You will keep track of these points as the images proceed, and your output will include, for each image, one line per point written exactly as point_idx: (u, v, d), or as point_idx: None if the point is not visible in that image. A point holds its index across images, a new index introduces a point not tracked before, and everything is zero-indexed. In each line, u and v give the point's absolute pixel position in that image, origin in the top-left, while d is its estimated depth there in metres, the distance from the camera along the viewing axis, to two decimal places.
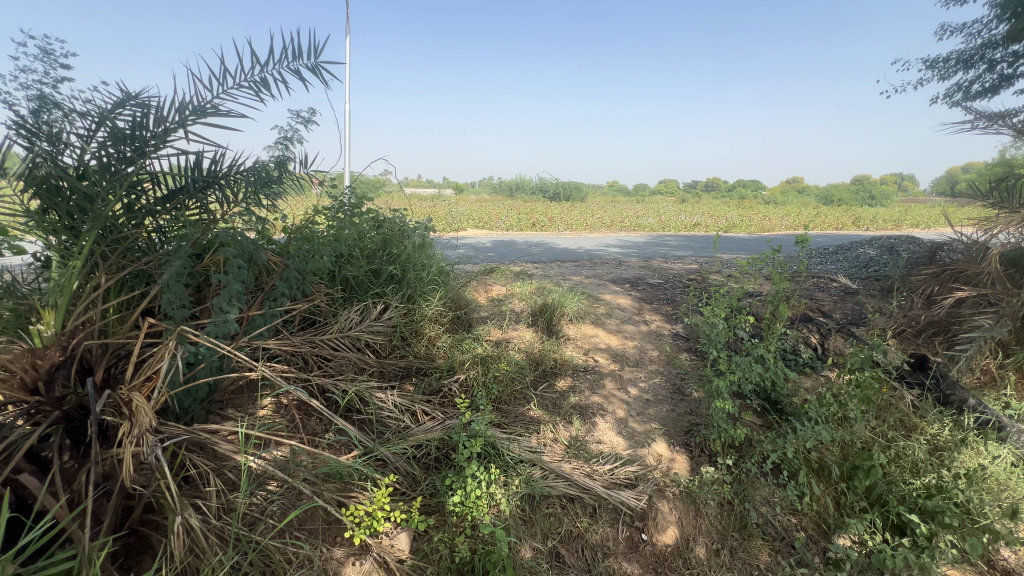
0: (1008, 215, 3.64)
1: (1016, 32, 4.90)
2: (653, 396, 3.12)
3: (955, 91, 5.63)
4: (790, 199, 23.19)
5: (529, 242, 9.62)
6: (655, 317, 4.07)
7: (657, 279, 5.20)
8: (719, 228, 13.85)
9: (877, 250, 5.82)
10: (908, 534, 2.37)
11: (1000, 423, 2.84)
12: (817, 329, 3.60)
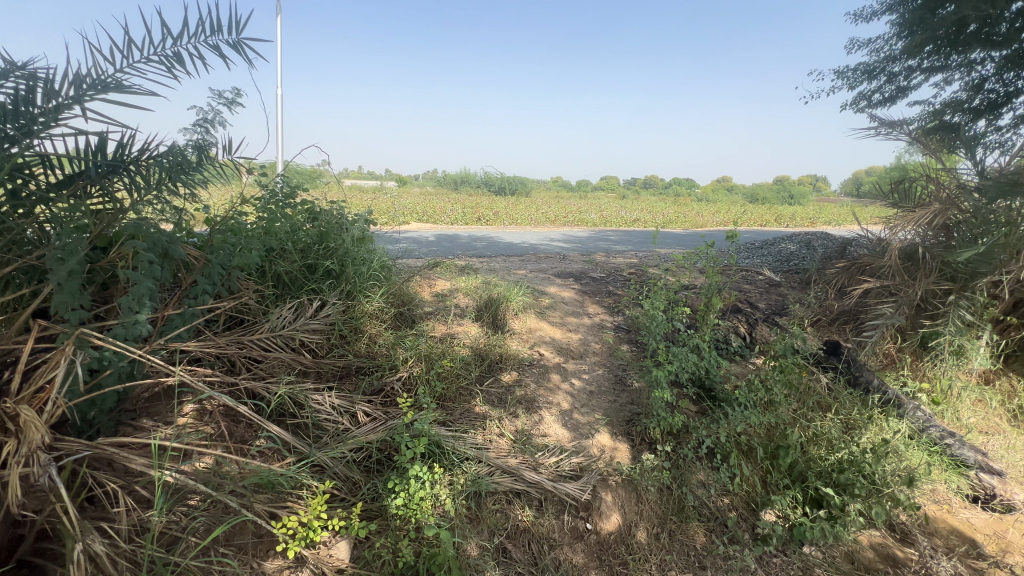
0: (905, 215, 4.05)
1: (912, 48, 5.45)
2: (596, 388, 3.19)
3: (860, 99, 6.19)
4: (721, 197, 24.63)
5: (474, 236, 9.53)
6: (598, 309, 4.15)
7: (600, 273, 5.32)
8: (657, 224, 14.45)
9: (797, 245, 6.31)
10: (824, 506, 2.58)
11: (899, 401, 3.17)
12: (746, 319, 3.83)
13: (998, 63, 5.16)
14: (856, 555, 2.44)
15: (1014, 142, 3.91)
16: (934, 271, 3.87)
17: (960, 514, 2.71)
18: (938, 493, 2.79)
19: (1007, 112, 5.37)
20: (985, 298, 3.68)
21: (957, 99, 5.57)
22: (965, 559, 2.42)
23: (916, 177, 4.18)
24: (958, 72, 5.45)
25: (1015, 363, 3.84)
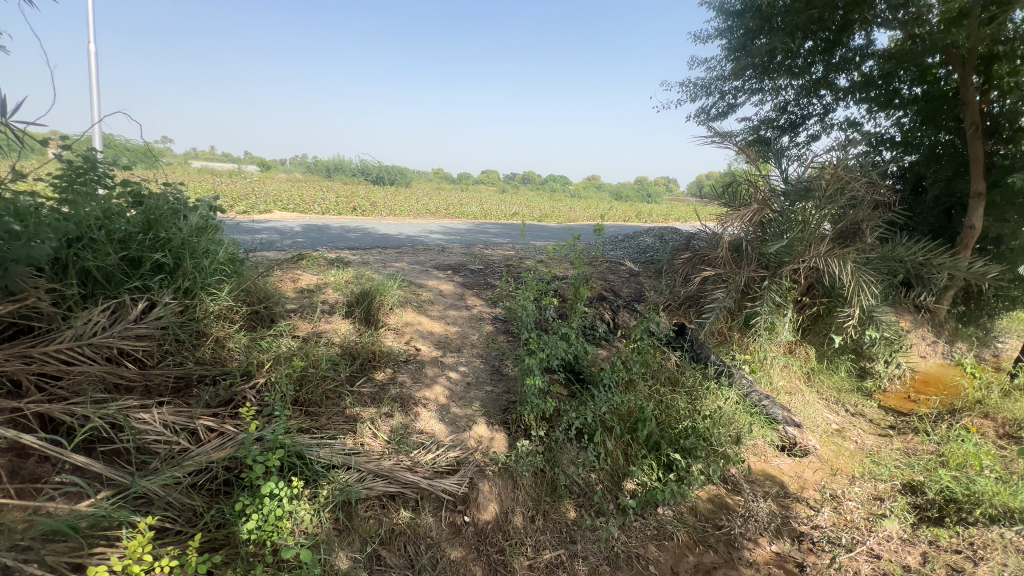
0: (732, 212, 4.75)
1: (737, 71, 6.39)
2: (474, 380, 3.19)
3: (700, 111, 7.09)
4: (591, 194, 26.55)
5: (348, 227, 8.94)
6: (476, 301, 4.16)
7: (479, 265, 5.35)
8: (535, 218, 15.05)
9: (653, 239, 7.04)
10: (674, 469, 2.92)
11: (729, 372, 3.71)
12: (610, 305, 4.16)
13: (796, 91, 6.31)
14: (698, 508, 2.80)
15: (807, 155, 4.81)
16: (754, 261, 4.62)
17: (773, 461, 3.26)
18: (758, 446, 3.32)
19: (802, 132, 6.60)
20: (788, 282, 4.48)
21: (769, 118, 6.69)
22: (776, 498, 2.91)
23: (741, 182, 4.94)
24: (769, 95, 6.54)
25: (809, 334, 4.76)
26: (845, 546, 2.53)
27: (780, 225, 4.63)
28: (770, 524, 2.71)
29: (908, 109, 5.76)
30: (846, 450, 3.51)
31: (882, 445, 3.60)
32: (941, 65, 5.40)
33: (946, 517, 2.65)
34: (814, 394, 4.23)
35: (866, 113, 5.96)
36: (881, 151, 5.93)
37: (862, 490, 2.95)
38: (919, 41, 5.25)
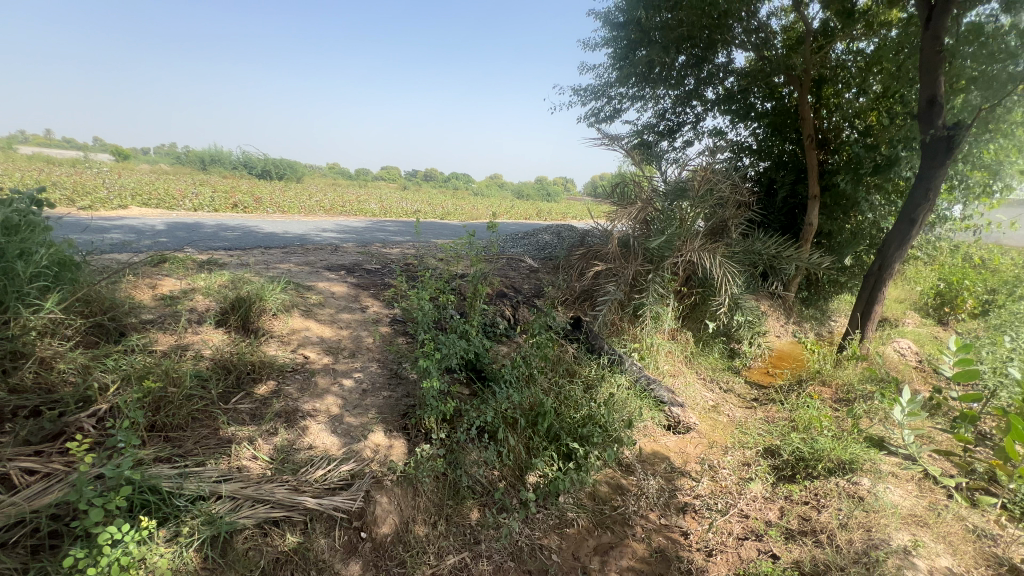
0: (620, 210, 5.09)
1: (622, 78, 6.83)
2: (369, 385, 3.01)
3: (590, 114, 7.48)
4: (494, 193, 26.84)
5: (226, 225, 8.03)
6: (372, 302, 3.95)
7: (375, 265, 5.10)
8: (437, 216, 14.81)
9: (551, 236, 7.29)
10: (573, 458, 3.02)
11: (621, 360, 3.95)
12: (510, 302, 4.23)
13: (673, 100, 6.91)
14: (596, 492, 2.93)
15: (682, 158, 5.29)
16: (640, 255, 4.98)
17: (660, 440, 3.52)
18: (647, 427, 3.57)
19: (679, 138, 7.27)
20: (670, 274, 4.90)
21: (651, 123, 7.26)
22: (664, 474, 3.14)
23: (628, 182, 5.31)
24: (650, 102, 7.10)
25: (689, 322, 5.25)
26: (721, 511, 2.80)
27: (661, 223, 5.05)
28: (659, 499, 2.92)
29: (761, 121, 6.61)
30: (721, 424, 3.91)
31: (748, 416, 4.07)
32: (785, 85, 6.27)
33: (797, 474, 3.06)
34: (693, 375, 4.67)
35: (729, 123, 6.73)
36: (742, 157, 6.74)
37: (733, 458, 3.29)
38: (767, 62, 6.05)
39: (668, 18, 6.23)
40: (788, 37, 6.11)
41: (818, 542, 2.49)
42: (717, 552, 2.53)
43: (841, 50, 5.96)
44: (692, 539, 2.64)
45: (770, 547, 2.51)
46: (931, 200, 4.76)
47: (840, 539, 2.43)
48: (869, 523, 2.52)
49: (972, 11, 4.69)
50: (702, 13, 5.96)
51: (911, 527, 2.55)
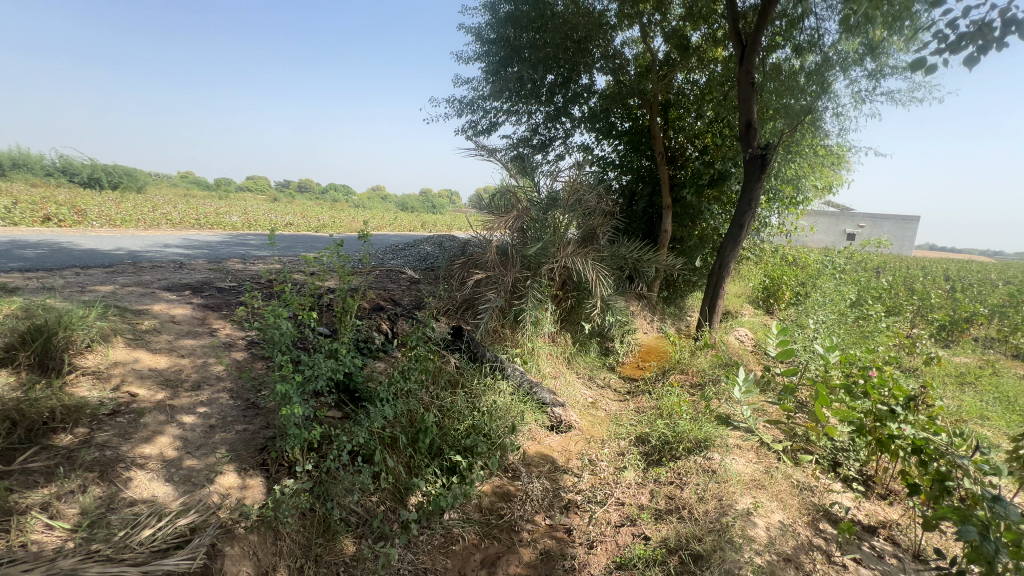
0: (497, 219, 5.17)
1: (495, 92, 7.02)
2: (218, 419, 2.60)
3: (466, 126, 7.55)
4: (375, 204, 25.83)
5: (29, 241, 6.52)
6: (223, 324, 3.46)
7: (230, 283, 4.50)
8: (311, 228, 13.75)
9: (432, 247, 7.19)
10: (457, 471, 2.94)
11: (503, 367, 3.98)
12: (388, 315, 4.03)
13: (544, 116, 7.27)
14: (482, 503, 2.86)
15: (555, 170, 5.57)
16: (519, 263, 5.10)
17: (544, 441, 3.59)
18: (531, 430, 3.61)
19: (551, 151, 7.66)
20: (546, 280, 5.09)
21: (525, 137, 7.56)
22: (548, 474, 3.20)
23: (504, 193, 5.43)
24: (523, 117, 7.39)
25: (567, 324, 5.50)
26: (600, 502, 2.92)
27: (537, 232, 5.23)
28: (543, 500, 2.95)
29: (621, 139, 7.26)
30: (598, 419, 4.12)
31: (622, 409, 4.36)
32: (639, 107, 6.96)
33: (664, 457, 3.33)
34: (573, 375, 4.88)
35: (594, 140, 7.27)
36: (607, 171, 7.33)
37: (609, 450, 3.47)
38: (623, 86, 6.68)
39: (535, 39, 6.58)
40: (639, 64, 6.82)
41: (681, 517, 2.72)
42: (598, 543, 2.61)
43: (681, 79, 6.81)
44: (574, 534, 2.70)
45: (643, 529, 2.67)
46: (752, 209, 5.63)
47: (698, 512, 2.67)
48: (720, 492, 2.82)
49: (773, 53, 5.69)
50: (565, 36, 6.44)
51: (753, 490, 2.91)
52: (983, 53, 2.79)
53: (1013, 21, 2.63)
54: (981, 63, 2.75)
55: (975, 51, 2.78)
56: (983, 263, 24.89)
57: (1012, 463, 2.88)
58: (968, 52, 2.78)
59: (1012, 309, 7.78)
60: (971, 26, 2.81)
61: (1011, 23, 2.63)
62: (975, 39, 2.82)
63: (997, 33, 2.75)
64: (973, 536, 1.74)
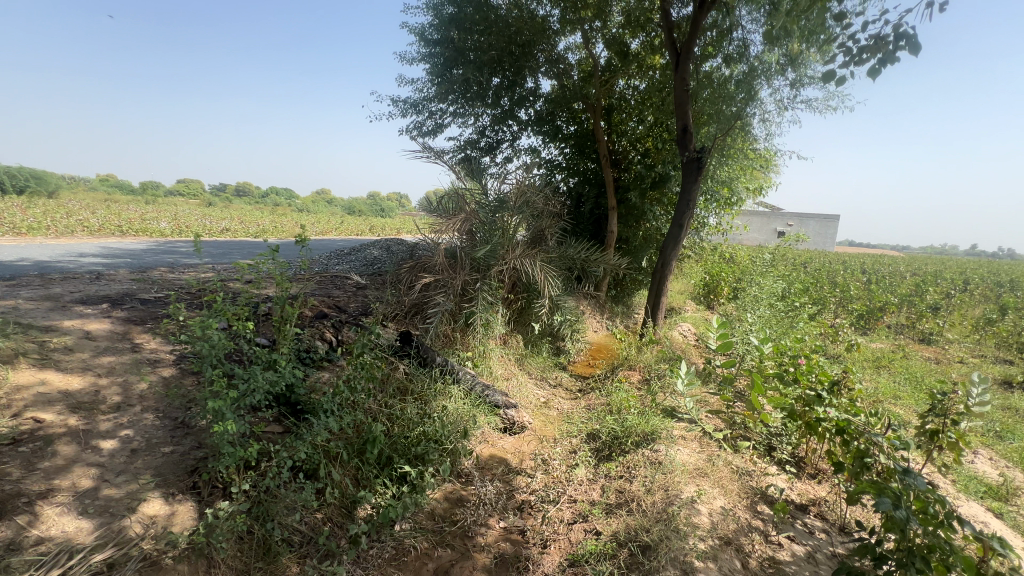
0: (445, 222, 5.12)
1: (441, 94, 6.96)
2: (142, 442, 2.39)
3: (412, 128, 7.44)
4: (320, 208, 24.90)
5: None
6: (148, 338, 3.20)
7: (155, 294, 4.17)
8: (249, 234, 13.04)
9: (379, 251, 7.02)
10: (408, 480, 2.87)
11: (454, 371, 3.93)
12: (332, 323, 3.88)
13: (490, 118, 7.27)
14: (434, 511, 2.80)
15: (502, 173, 5.59)
16: (468, 265, 5.06)
17: (497, 443, 3.57)
18: (484, 433, 3.59)
19: (498, 154, 7.68)
20: (496, 282, 5.09)
21: (472, 139, 7.53)
22: (502, 477, 3.18)
23: (451, 195, 5.38)
24: (470, 119, 7.36)
25: (518, 326, 5.52)
26: (553, 501, 2.94)
27: (485, 234, 5.22)
28: (497, 503, 2.93)
29: (567, 142, 7.39)
30: (551, 418, 4.16)
31: (574, 407, 4.43)
32: (583, 111, 7.11)
33: (614, 452, 3.40)
34: (525, 375, 4.90)
35: (541, 142, 7.36)
36: (554, 173, 7.44)
37: (561, 448, 3.51)
38: (567, 90, 6.81)
39: (479, 41, 6.59)
40: (582, 69, 6.97)
41: (631, 509, 2.79)
42: (551, 542, 2.62)
43: (622, 84, 7.03)
44: (528, 535, 2.70)
45: (595, 524, 2.70)
46: (691, 209, 5.90)
47: (646, 503, 2.75)
48: (666, 482, 2.93)
49: (706, 62, 6.01)
50: (508, 39, 6.47)
51: (697, 479, 3.03)
52: (883, 65, 3.06)
53: (906, 36, 2.90)
54: (882, 74, 3.02)
55: (876, 63, 3.05)
56: (894, 256, 27.45)
57: (921, 437, 3.17)
58: (870, 65, 3.05)
59: (918, 298, 8.61)
60: (872, 41, 3.08)
61: (905, 39, 2.90)
62: (876, 53, 3.10)
63: (894, 47, 3.03)
64: (888, 507, 1.89)
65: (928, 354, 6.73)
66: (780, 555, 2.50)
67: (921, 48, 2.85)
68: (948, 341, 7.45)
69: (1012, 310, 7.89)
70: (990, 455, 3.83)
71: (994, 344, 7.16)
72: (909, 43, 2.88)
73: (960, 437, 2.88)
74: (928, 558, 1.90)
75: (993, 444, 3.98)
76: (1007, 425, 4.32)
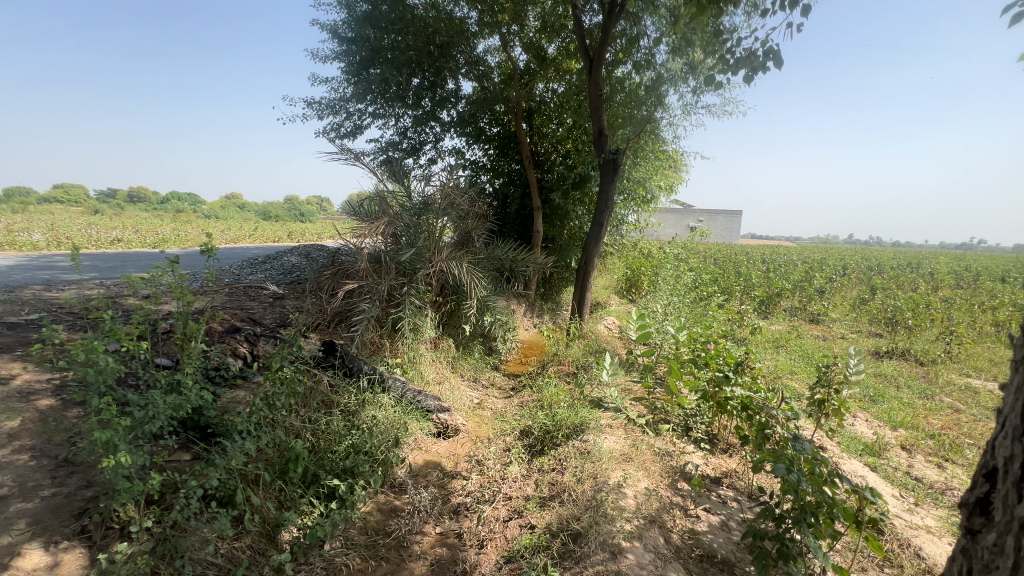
0: (368, 226, 4.95)
1: (358, 94, 6.72)
2: (13, 487, 2.08)
3: (329, 129, 7.12)
4: (230, 214, 23.05)
5: None
6: (18, 367, 2.78)
7: (28, 315, 3.65)
8: (146, 244, 11.77)
9: (298, 258, 6.66)
10: (336, 497, 2.75)
11: (382, 380, 3.83)
12: (245, 337, 3.62)
13: (412, 119, 7.14)
14: (366, 525, 2.71)
15: (426, 175, 5.51)
16: (394, 270, 4.94)
17: (431, 449, 3.52)
18: (417, 440, 3.52)
19: (422, 155, 7.56)
20: (424, 286, 5.01)
21: (394, 141, 7.35)
22: (436, 482, 3.14)
23: (374, 199, 5.22)
24: (391, 120, 7.18)
25: (448, 329, 5.48)
26: (489, 501, 2.96)
27: (411, 238, 5.12)
28: (432, 509, 2.89)
29: (490, 144, 7.45)
30: (485, 418, 4.18)
31: (506, 405, 4.48)
32: (505, 113, 7.20)
33: (546, 446, 3.49)
34: (458, 379, 4.88)
35: (465, 144, 7.35)
36: (479, 175, 7.47)
37: (496, 447, 3.54)
38: (488, 92, 6.86)
39: (397, 41, 6.46)
40: (502, 72, 7.06)
41: (562, 500, 2.88)
42: (487, 542, 2.64)
43: (542, 88, 7.17)
44: (465, 537, 2.69)
45: (529, 519, 2.76)
46: (609, 208, 6.19)
47: (578, 493, 2.86)
48: (596, 470, 3.06)
49: (618, 68, 6.31)
50: (426, 40, 6.40)
51: (622, 464, 3.19)
52: (755, 76, 3.41)
53: (771, 51, 3.27)
54: (754, 83, 3.37)
55: (750, 74, 3.39)
56: (787, 247, 30.64)
57: (812, 407, 3.57)
58: (745, 75, 3.38)
59: (808, 283, 9.68)
60: (745, 54, 3.42)
61: (770, 53, 3.26)
62: (749, 64, 3.45)
63: (763, 60, 3.39)
64: (782, 471, 2.12)
65: (817, 333, 7.60)
66: (698, 526, 2.71)
67: (784, 61, 3.22)
68: (832, 320, 8.45)
69: (880, 290, 9.13)
70: (867, 417, 4.40)
71: (868, 320, 8.24)
72: (774, 57, 3.24)
73: (841, 403, 3.29)
74: (817, 513, 2.14)
75: (868, 407, 4.58)
76: (879, 390, 4.99)
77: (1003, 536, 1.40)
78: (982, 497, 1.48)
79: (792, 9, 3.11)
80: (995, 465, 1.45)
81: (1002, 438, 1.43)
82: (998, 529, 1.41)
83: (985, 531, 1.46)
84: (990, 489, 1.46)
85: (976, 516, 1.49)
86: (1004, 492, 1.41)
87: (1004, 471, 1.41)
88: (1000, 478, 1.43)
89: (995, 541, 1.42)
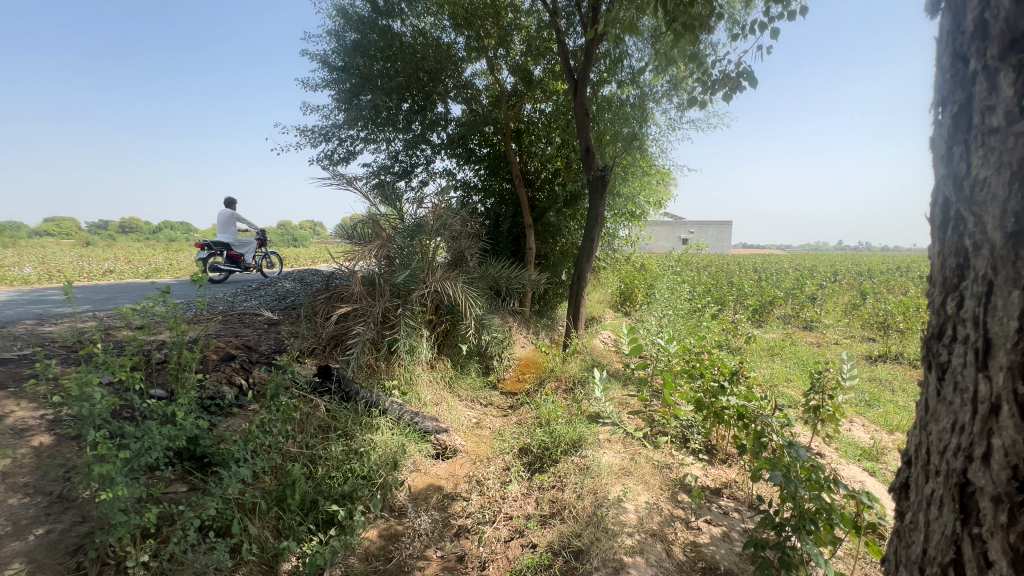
0: (361, 250, 4.99)
1: (350, 120, 6.84)
2: (7, 526, 2.06)
3: (324, 156, 7.24)
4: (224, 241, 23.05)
5: None
6: (12, 404, 2.76)
7: (22, 350, 3.63)
8: (138, 274, 11.71)
9: (292, 284, 6.70)
10: (334, 522, 2.73)
11: (378, 403, 3.82)
12: (241, 365, 3.60)
13: (403, 143, 7.24)
14: (368, 552, 2.67)
15: (420, 197, 5.57)
16: (387, 291, 4.96)
17: (430, 470, 3.50)
18: (416, 462, 3.49)
19: (414, 178, 7.65)
20: (419, 306, 5.01)
21: (386, 165, 7.43)
22: (437, 505, 3.11)
23: (365, 223, 5.24)
24: (383, 145, 7.27)
25: (445, 348, 5.47)
26: (489, 522, 2.93)
27: (404, 260, 5.16)
28: (433, 533, 2.85)
29: (481, 164, 7.53)
30: (484, 437, 4.15)
31: (505, 423, 4.46)
32: (494, 134, 7.30)
33: (545, 463, 3.48)
34: (455, 399, 4.84)
35: (456, 165, 7.48)
36: (470, 195, 7.54)
37: (495, 466, 3.52)
38: (478, 114, 6.98)
39: (385, 67, 6.67)
40: (490, 94, 7.19)
41: (563, 518, 2.86)
42: (489, 562, 2.62)
43: (530, 108, 7.29)
44: (467, 560, 2.66)
45: (531, 538, 2.74)
46: (600, 223, 6.27)
47: (578, 511, 2.85)
48: (596, 487, 3.04)
49: (603, 87, 6.48)
50: (414, 66, 6.59)
51: (622, 478, 3.19)
52: (733, 95, 3.54)
53: (744, 72, 3.39)
54: (732, 101, 3.49)
55: (727, 94, 3.52)
56: (779, 255, 30.93)
57: (808, 414, 3.58)
58: (723, 96, 3.50)
59: (801, 290, 9.79)
60: (722, 75, 3.55)
61: (745, 73, 3.39)
62: (726, 85, 3.57)
63: (739, 80, 3.52)
64: (778, 479, 2.11)
65: (812, 339, 7.65)
66: (699, 538, 2.70)
67: (757, 81, 3.34)
68: (825, 326, 8.53)
69: (870, 294, 9.22)
70: (863, 422, 4.44)
71: (860, 324, 8.31)
72: (749, 77, 3.37)
73: (836, 409, 3.30)
74: (817, 519, 2.12)
75: (865, 412, 4.61)
76: (874, 394, 5.03)
77: (918, 514, 1.47)
78: (902, 482, 1.55)
79: (762, 32, 3.24)
80: (910, 452, 1.54)
81: (914, 428, 1.54)
82: (914, 508, 1.48)
83: (904, 511, 1.53)
84: (907, 474, 1.54)
85: (900, 500, 1.56)
86: (917, 475, 1.49)
87: (915, 456, 1.51)
88: (913, 462, 1.52)
89: (911, 518, 1.49)
